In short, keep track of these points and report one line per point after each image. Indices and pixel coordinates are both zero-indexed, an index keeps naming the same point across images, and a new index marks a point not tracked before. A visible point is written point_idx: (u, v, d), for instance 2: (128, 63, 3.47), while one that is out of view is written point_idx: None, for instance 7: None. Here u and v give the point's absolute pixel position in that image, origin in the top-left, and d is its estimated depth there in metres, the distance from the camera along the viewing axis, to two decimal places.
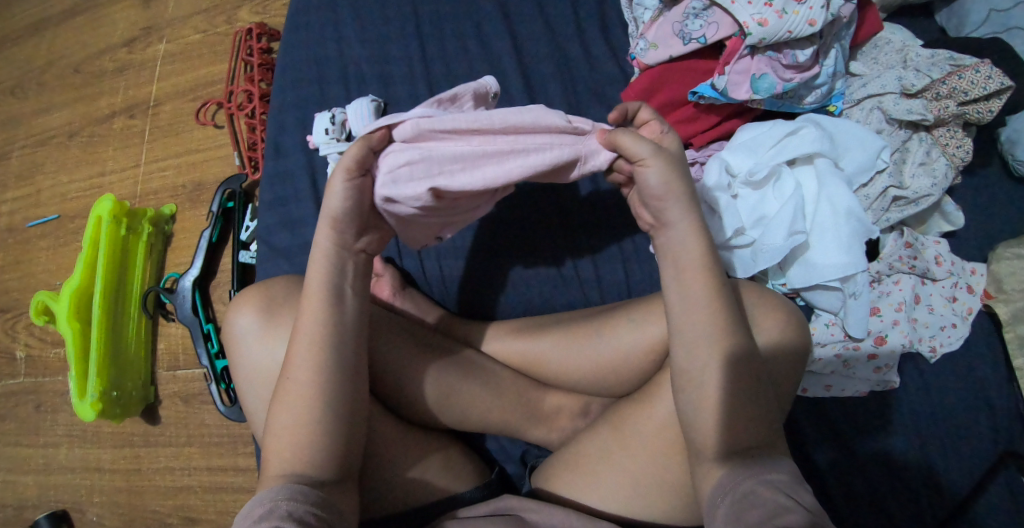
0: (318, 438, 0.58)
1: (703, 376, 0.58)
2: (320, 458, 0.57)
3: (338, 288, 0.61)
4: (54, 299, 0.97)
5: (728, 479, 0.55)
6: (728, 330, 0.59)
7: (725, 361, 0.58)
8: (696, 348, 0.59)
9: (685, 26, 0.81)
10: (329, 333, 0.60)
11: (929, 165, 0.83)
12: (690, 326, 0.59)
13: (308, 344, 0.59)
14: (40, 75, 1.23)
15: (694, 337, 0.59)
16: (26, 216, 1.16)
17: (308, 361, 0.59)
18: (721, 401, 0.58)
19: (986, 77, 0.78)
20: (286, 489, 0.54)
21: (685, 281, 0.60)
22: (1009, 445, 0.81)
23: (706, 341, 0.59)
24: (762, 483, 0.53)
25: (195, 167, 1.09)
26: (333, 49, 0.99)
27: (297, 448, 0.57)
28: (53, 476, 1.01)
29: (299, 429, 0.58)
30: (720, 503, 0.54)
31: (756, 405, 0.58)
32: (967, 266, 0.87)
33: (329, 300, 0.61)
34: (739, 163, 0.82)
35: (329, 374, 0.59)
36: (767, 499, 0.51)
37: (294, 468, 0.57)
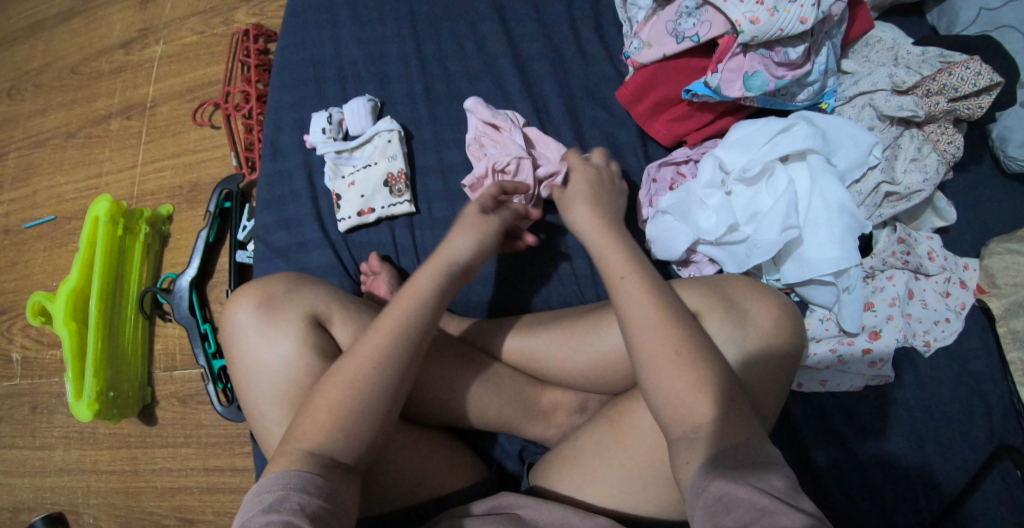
0: (360, 425, 0.59)
1: (654, 358, 0.59)
2: (353, 441, 0.58)
3: (441, 293, 0.66)
4: (51, 300, 0.97)
5: (704, 475, 0.53)
6: (676, 314, 0.61)
7: (682, 339, 0.59)
8: (648, 328, 0.60)
9: (679, 25, 0.82)
10: (411, 328, 0.63)
11: (922, 161, 0.83)
12: (631, 314, 0.62)
13: (385, 331, 0.62)
14: (37, 76, 1.24)
15: (645, 318, 0.61)
16: (22, 218, 1.16)
17: (375, 352, 0.61)
18: (689, 380, 0.58)
19: (975, 74, 0.79)
20: (304, 476, 0.55)
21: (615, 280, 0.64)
22: (1003, 439, 0.82)
23: (650, 322, 0.61)
24: (740, 483, 0.50)
25: (192, 167, 1.09)
26: (330, 49, 0.99)
27: (338, 428, 0.58)
28: (49, 478, 1.01)
29: (339, 409, 0.59)
30: (697, 504, 0.52)
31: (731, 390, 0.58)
32: (960, 261, 0.88)
33: (419, 303, 0.64)
34: (733, 160, 0.82)
35: (392, 365, 0.61)
36: (745, 498, 0.49)
37: (321, 446, 0.57)
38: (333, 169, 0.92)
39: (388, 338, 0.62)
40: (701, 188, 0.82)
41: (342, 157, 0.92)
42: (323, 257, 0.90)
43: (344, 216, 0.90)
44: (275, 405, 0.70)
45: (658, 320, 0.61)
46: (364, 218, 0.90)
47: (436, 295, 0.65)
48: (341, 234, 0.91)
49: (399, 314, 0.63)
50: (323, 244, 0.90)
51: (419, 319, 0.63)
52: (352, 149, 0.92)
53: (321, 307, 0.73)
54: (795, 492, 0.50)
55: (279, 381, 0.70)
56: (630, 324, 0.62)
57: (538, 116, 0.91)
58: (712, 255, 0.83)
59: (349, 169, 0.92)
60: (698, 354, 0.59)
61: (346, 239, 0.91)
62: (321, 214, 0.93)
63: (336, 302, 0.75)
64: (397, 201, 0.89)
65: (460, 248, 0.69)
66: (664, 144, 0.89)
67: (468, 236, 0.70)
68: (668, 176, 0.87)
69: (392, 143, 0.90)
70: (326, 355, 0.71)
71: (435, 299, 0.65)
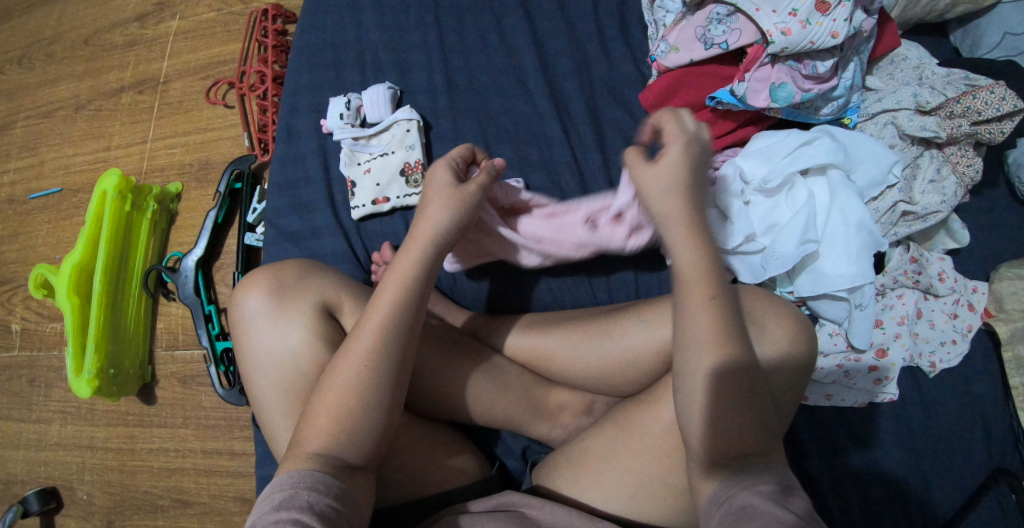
0: (364, 423, 0.58)
1: (700, 379, 0.58)
2: (357, 441, 0.58)
3: (427, 274, 0.63)
4: (54, 273, 0.96)
5: (727, 486, 0.55)
6: (727, 332, 0.59)
7: (728, 356, 0.58)
8: (699, 345, 0.59)
9: (708, 31, 0.81)
10: (399, 315, 0.61)
11: (939, 183, 0.84)
12: (690, 324, 0.59)
13: (375, 323, 0.60)
14: (49, 45, 1.21)
15: (697, 338, 0.59)
16: (26, 188, 1.14)
17: (371, 348, 0.59)
18: (717, 402, 0.58)
19: (999, 99, 0.79)
20: (313, 476, 0.54)
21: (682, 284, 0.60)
22: (1001, 462, 0.83)
23: (705, 342, 0.59)
24: (756, 494, 0.53)
25: (203, 146, 1.07)
26: (350, 34, 0.98)
27: (341, 430, 0.57)
28: (43, 452, 1.00)
29: (341, 411, 0.58)
30: (715, 512, 0.54)
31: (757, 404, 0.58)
32: (969, 284, 0.88)
33: (407, 290, 0.61)
34: (753, 170, 0.82)
35: (387, 360, 0.59)
36: (764, 511, 0.51)
37: (330, 449, 0.57)
38: (349, 156, 0.91)
39: (378, 335, 0.60)
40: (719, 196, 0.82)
41: (358, 144, 0.91)
42: (334, 244, 0.89)
43: (358, 204, 0.89)
44: (281, 396, 0.70)
45: (712, 342, 0.58)
46: (378, 207, 0.89)
47: (421, 280, 0.63)
48: (354, 222, 0.90)
49: (387, 306, 0.61)
50: (335, 231, 0.89)
51: (409, 309, 0.61)
52: (369, 137, 0.91)
53: (328, 296, 0.72)
54: (793, 496, 0.53)
55: (288, 370, 0.70)
56: (685, 335, 0.60)
57: (559, 114, 0.91)
58: (729, 264, 0.83)
59: (365, 156, 0.91)
60: (734, 378, 0.58)
61: (359, 227, 0.90)
62: (333, 201, 0.91)
63: (333, 290, 0.73)
64: (413, 192, 0.89)
65: (441, 213, 0.65)
66: None
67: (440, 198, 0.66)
68: None
69: (410, 133, 0.89)
70: (336, 346, 0.70)
71: (422, 284, 0.63)
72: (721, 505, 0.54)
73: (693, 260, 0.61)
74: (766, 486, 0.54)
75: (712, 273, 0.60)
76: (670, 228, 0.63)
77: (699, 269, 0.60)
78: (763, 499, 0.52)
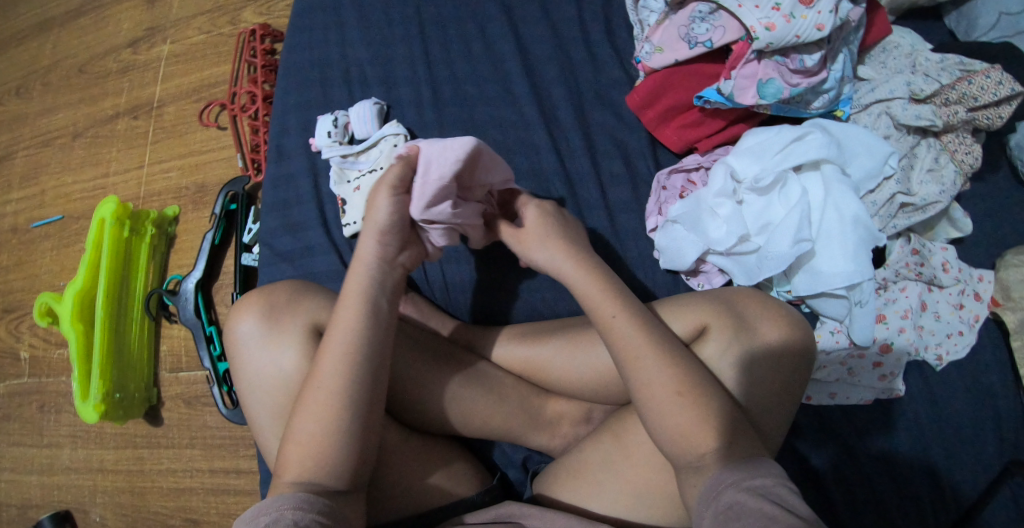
0: (338, 452, 0.59)
1: (652, 387, 0.61)
2: (334, 470, 0.59)
3: (375, 305, 0.63)
4: (57, 301, 0.97)
5: (715, 482, 0.56)
6: (662, 345, 0.62)
7: (674, 369, 0.61)
8: (640, 364, 0.62)
9: (691, 30, 0.80)
10: (347, 357, 0.60)
11: (938, 172, 0.82)
12: (620, 348, 0.63)
13: (327, 366, 0.60)
14: (46, 75, 1.24)
15: (631, 352, 0.62)
16: (29, 217, 1.16)
17: (337, 371, 0.60)
18: (666, 406, 0.60)
19: (996, 83, 0.77)
20: (297, 496, 0.56)
21: (594, 313, 0.65)
22: (1014, 455, 0.80)
23: (631, 358, 0.62)
24: (744, 490, 0.54)
25: (198, 168, 1.09)
26: (336, 50, 0.98)
27: (319, 460, 0.58)
28: (56, 476, 1.02)
29: (317, 442, 0.59)
30: (705, 513, 0.55)
31: (721, 415, 0.60)
32: (974, 272, 0.86)
33: (364, 311, 0.62)
34: (745, 169, 0.81)
35: (353, 390, 0.60)
36: (755, 508, 0.52)
37: (310, 477, 0.58)
38: (338, 173, 0.91)
39: (331, 381, 0.60)
40: (712, 197, 0.81)
41: (347, 161, 0.92)
42: (327, 262, 0.89)
43: (350, 221, 0.89)
44: (275, 419, 0.70)
45: (643, 345, 0.62)
46: None
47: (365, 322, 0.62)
48: (346, 239, 0.91)
49: (335, 357, 0.60)
50: (328, 248, 0.90)
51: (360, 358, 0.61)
52: (357, 153, 0.92)
53: (320, 316, 0.72)
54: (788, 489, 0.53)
55: (280, 391, 0.70)
56: (619, 355, 0.63)
57: (546, 120, 0.90)
58: (723, 266, 0.82)
59: (354, 174, 0.91)
60: (680, 392, 0.60)
61: (351, 244, 0.91)
62: (325, 218, 0.92)
63: (326, 311, 0.73)
64: None
65: (373, 248, 0.65)
66: (675, 151, 0.87)
67: (371, 234, 0.65)
68: (678, 184, 0.86)
69: (397, 148, 0.89)
70: None
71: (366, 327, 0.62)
72: (710, 505, 0.55)
73: (593, 286, 0.66)
74: (750, 480, 0.54)
75: (617, 295, 0.65)
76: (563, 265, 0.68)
77: (605, 296, 0.65)
78: (746, 495, 0.53)
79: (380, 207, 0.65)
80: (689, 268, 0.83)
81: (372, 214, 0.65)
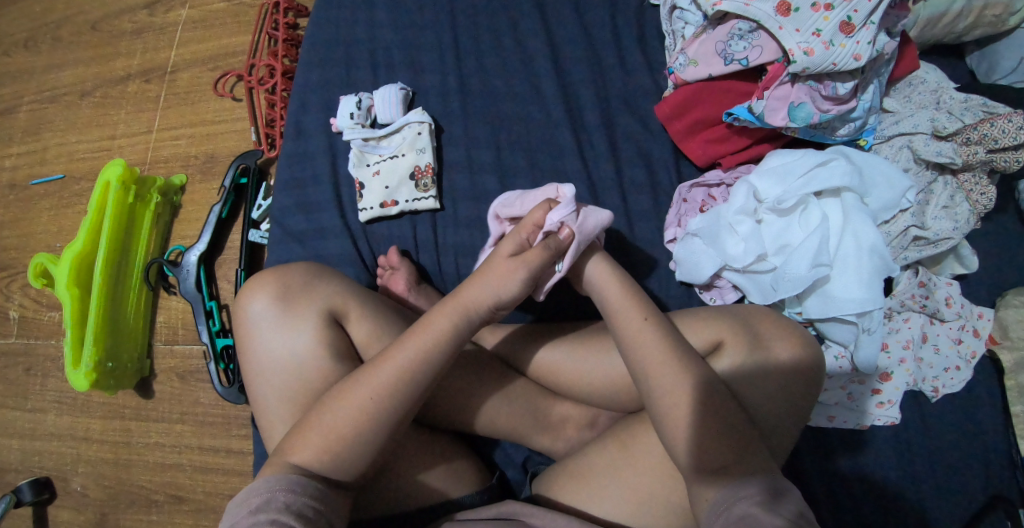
0: (354, 449, 0.58)
1: (669, 399, 0.62)
2: (347, 465, 0.58)
3: (455, 340, 0.62)
4: (54, 262, 0.94)
5: (727, 494, 0.56)
6: (689, 357, 0.63)
7: (696, 383, 0.62)
8: (658, 369, 0.63)
9: (729, 46, 0.79)
10: (412, 377, 0.60)
11: (952, 209, 0.84)
12: (645, 353, 0.64)
13: (387, 378, 0.60)
14: (55, 29, 1.20)
15: (653, 361, 0.63)
16: (28, 173, 1.12)
17: (389, 384, 0.60)
18: (685, 413, 0.61)
19: (1017, 128, 0.78)
20: (291, 478, 0.55)
21: (620, 316, 0.67)
22: (999, 490, 0.82)
23: (657, 364, 0.63)
24: (753, 503, 0.54)
25: (209, 139, 1.06)
26: (364, 31, 0.97)
27: (333, 451, 0.58)
28: (38, 442, 0.99)
29: (336, 435, 0.58)
30: (715, 522, 0.56)
31: (731, 431, 0.60)
32: (975, 309, 0.88)
33: (440, 340, 0.62)
34: (767, 189, 0.81)
35: (394, 404, 0.60)
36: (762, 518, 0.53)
37: (320, 466, 0.57)
38: (358, 156, 0.91)
39: (383, 387, 0.59)
40: (732, 214, 0.81)
41: (368, 145, 0.91)
42: (341, 246, 0.88)
43: (366, 206, 0.89)
44: (282, 403, 0.69)
45: (673, 364, 0.63)
46: (386, 210, 0.88)
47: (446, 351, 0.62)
48: (361, 224, 0.90)
49: (409, 365, 0.60)
50: (342, 233, 0.88)
51: (425, 371, 0.61)
52: (379, 138, 0.91)
53: (336, 302, 0.71)
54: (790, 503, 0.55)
55: (291, 375, 0.69)
56: (639, 362, 0.64)
57: (573, 122, 0.90)
58: (738, 282, 0.83)
59: (374, 158, 0.91)
60: (693, 406, 0.61)
61: (366, 230, 0.90)
62: (341, 201, 0.91)
63: (343, 298, 0.72)
64: (421, 196, 0.88)
65: (486, 292, 0.64)
66: (697, 164, 0.88)
67: (493, 285, 0.64)
68: (698, 198, 0.86)
69: (422, 136, 0.89)
70: (341, 355, 0.70)
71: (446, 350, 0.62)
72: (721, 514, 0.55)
73: (617, 293, 0.68)
74: (755, 492, 0.55)
75: (638, 301, 0.67)
76: (602, 277, 0.69)
77: (631, 302, 0.67)
78: (756, 506, 0.54)
79: (501, 276, 0.64)
80: (703, 282, 0.84)
81: (494, 281, 0.64)
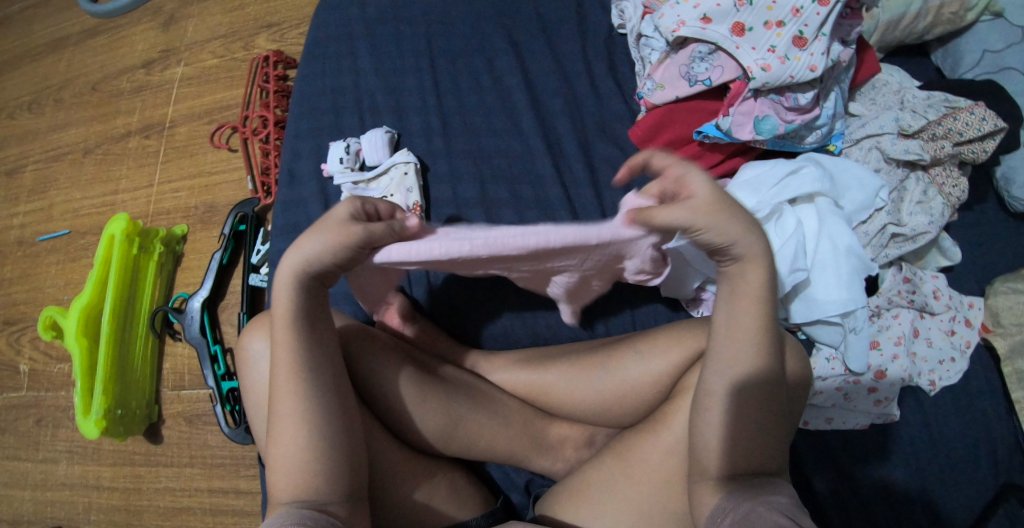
0: (325, 462, 0.62)
1: (734, 401, 0.61)
2: (325, 482, 0.62)
3: (310, 316, 0.65)
4: (63, 315, 0.99)
5: (730, 498, 0.58)
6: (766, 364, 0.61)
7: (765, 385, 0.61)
8: (741, 369, 0.61)
9: (691, 69, 0.83)
10: (303, 367, 0.63)
11: (926, 204, 0.86)
12: (725, 354, 0.62)
13: (288, 379, 0.63)
14: (58, 92, 1.27)
15: (745, 359, 0.61)
16: (36, 231, 1.18)
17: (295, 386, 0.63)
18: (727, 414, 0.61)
19: (980, 119, 0.83)
20: (300, 513, 0.59)
21: (741, 306, 0.62)
22: (1008, 481, 0.82)
23: (734, 362, 0.61)
24: (762, 503, 0.56)
25: (207, 189, 1.11)
26: (349, 78, 1.02)
27: (310, 474, 0.62)
28: (51, 492, 1.01)
29: (304, 455, 0.62)
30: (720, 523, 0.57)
31: (758, 434, 0.61)
32: (965, 299, 0.89)
33: (303, 325, 0.65)
34: (741, 201, 0.83)
35: (315, 398, 0.63)
36: (767, 518, 0.55)
37: (303, 488, 0.61)
38: None
39: (297, 390, 0.63)
40: None
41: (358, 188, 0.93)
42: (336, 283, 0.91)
43: None
44: None
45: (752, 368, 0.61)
46: None
47: (308, 322, 0.65)
48: None
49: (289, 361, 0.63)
50: None
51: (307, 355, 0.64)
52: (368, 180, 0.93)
53: None
54: (805, 515, 0.56)
55: None
56: (729, 355, 0.61)
57: (551, 149, 0.94)
58: None
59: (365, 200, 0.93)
60: (726, 418, 0.61)
61: None
62: None
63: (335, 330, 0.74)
64: None
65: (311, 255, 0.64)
66: None
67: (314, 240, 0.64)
68: None
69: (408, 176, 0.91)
70: None
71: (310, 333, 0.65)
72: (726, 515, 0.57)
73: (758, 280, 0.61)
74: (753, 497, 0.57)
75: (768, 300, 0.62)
76: (730, 262, 0.62)
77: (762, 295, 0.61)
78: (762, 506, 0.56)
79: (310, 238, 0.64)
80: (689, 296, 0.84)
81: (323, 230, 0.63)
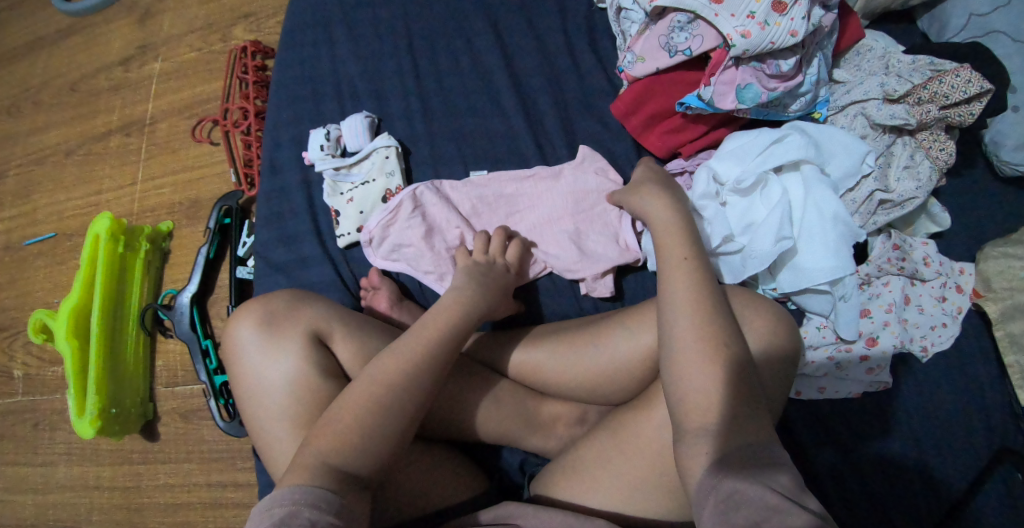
0: (361, 442, 0.57)
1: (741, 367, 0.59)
2: (356, 458, 0.57)
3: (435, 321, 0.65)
4: (52, 317, 0.98)
5: (714, 473, 0.53)
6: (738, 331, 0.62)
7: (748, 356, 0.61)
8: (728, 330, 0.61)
9: (671, 39, 0.82)
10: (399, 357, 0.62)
11: (914, 169, 0.85)
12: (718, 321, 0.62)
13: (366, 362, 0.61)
14: (37, 94, 1.26)
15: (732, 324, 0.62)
16: (22, 234, 1.17)
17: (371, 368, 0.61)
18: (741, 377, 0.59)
19: (965, 82, 0.80)
20: (316, 490, 0.53)
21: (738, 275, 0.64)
22: (1003, 444, 0.82)
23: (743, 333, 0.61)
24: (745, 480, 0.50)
25: (191, 185, 1.10)
26: (327, 65, 1.01)
27: (342, 451, 0.57)
28: (51, 494, 1.02)
29: (341, 432, 0.57)
30: (705, 501, 0.51)
31: (748, 388, 0.58)
32: (956, 265, 0.88)
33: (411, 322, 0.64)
34: (727, 172, 0.83)
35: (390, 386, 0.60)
36: (756, 495, 0.49)
37: (332, 463, 0.56)
38: (331, 186, 0.93)
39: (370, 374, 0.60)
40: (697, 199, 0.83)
41: (339, 174, 0.93)
42: (323, 272, 0.90)
43: (343, 232, 0.91)
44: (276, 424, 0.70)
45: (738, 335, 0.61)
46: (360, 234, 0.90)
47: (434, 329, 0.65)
48: (340, 250, 0.92)
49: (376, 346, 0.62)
50: (322, 259, 0.91)
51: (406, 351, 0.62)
52: (349, 165, 0.93)
53: (320, 324, 0.73)
54: (807, 494, 0.50)
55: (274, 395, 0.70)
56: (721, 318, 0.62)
57: (534, 128, 0.93)
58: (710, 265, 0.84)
59: (347, 186, 0.93)
60: (715, 371, 0.59)
61: (345, 254, 0.92)
62: (319, 230, 0.93)
63: (325, 319, 0.74)
64: None
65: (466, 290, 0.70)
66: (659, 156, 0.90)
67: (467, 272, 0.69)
68: None
69: (389, 160, 0.91)
70: (328, 373, 0.71)
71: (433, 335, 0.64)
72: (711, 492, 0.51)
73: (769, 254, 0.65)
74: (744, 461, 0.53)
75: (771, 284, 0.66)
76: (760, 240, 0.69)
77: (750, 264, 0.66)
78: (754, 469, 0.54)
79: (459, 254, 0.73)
80: None
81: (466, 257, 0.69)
